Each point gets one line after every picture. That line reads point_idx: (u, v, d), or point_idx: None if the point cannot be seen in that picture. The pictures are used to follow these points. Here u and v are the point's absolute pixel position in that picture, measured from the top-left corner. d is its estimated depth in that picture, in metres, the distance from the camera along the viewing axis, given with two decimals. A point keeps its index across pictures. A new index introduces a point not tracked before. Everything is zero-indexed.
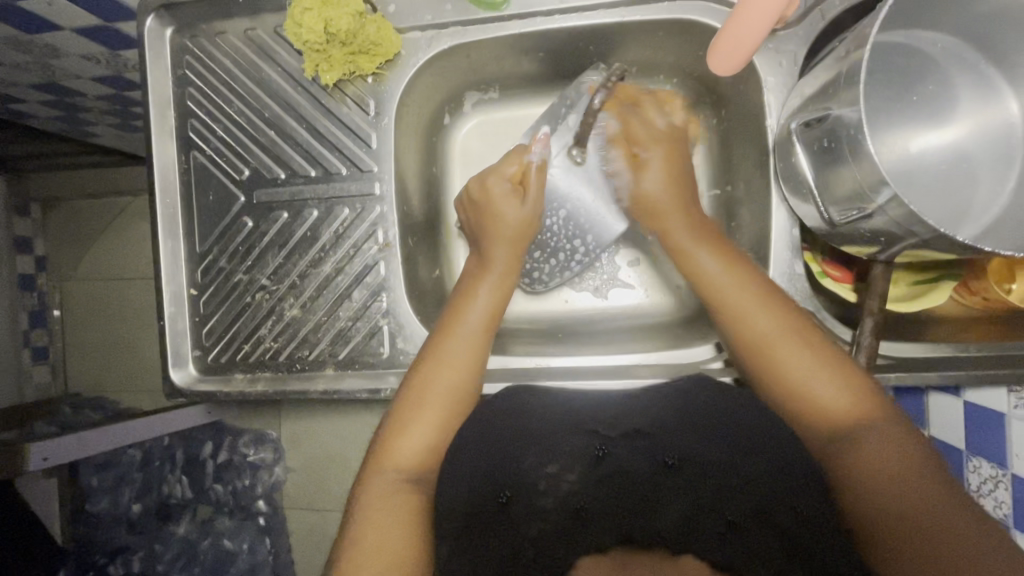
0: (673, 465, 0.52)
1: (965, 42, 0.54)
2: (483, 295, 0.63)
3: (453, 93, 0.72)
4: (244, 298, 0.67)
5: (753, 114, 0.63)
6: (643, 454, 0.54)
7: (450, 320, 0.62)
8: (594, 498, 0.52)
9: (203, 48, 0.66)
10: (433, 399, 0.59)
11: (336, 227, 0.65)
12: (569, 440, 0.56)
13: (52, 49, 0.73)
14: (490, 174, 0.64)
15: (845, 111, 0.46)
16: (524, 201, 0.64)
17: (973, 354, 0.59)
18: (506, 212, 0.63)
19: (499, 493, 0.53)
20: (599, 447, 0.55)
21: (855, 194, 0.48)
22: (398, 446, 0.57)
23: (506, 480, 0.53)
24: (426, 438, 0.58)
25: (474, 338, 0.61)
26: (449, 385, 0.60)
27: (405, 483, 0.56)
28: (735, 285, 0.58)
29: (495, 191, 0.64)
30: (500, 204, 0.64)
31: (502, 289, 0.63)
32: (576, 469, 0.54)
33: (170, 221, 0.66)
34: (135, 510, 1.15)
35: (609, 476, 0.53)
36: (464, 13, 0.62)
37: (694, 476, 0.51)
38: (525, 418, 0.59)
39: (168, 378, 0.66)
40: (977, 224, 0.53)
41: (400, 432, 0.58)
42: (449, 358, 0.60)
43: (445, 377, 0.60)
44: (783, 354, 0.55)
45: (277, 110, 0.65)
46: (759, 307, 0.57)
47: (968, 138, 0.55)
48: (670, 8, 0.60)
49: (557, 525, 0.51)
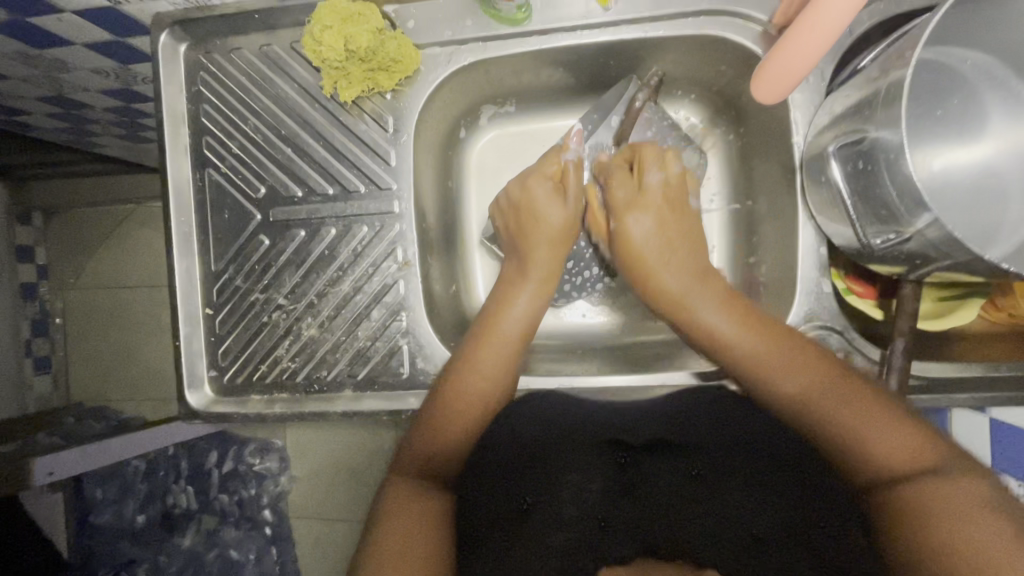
0: (696, 475, 0.57)
1: (995, 59, 0.53)
2: (520, 299, 0.62)
3: (470, 107, 0.71)
4: (260, 317, 0.66)
5: (777, 130, 0.62)
6: (667, 462, 0.59)
7: (488, 321, 0.62)
8: (615, 505, 0.57)
9: (217, 64, 0.65)
10: (466, 406, 0.58)
11: (355, 246, 0.64)
12: (587, 451, 0.60)
13: (62, 62, 0.72)
14: (532, 176, 0.64)
15: (882, 134, 0.45)
16: (568, 201, 0.63)
17: (1002, 373, 0.59)
18: (546, 213, 0.63)
19: (522, 501, 0.56)
20: (619, 456, 0.60)
21: (892, 217, 0.47)
22: (426, 447, 0.56)
23: (530, 493, 0.57)
24: (450, 449, 0.57)
25: (511, 344, 0.60)
26: (485, 390, 0.59)
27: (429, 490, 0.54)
28: (747, 338, 0.55)
29: (538, 193, 0.63)
30: (543, 204, 0.63)
31: (539, 293, 0.63)
32: (600, 476, 0.58)
33: (185, 239, 0.65)
34: (139, 522, 1.13)
35: (627, 484, 0.58)
36: (485, 28, 0.61)
37: (715, 487, 0.56)
38: (558, 429, 0.61)
39: (183, 399, 0.65)
40: (1007, 244, 0.53)
41: (428, 440, 0.57)
42: (485, 361, 0.59)
43: (478, 383, 0.58)
44: (828, 398, 0.50)
45: (294, 127, 0.64)
46: (785, 353, 0.54)
47: (999, 156, 0.55)
48: (693, 24, 0.59)
49: (580, 532, 0.55)
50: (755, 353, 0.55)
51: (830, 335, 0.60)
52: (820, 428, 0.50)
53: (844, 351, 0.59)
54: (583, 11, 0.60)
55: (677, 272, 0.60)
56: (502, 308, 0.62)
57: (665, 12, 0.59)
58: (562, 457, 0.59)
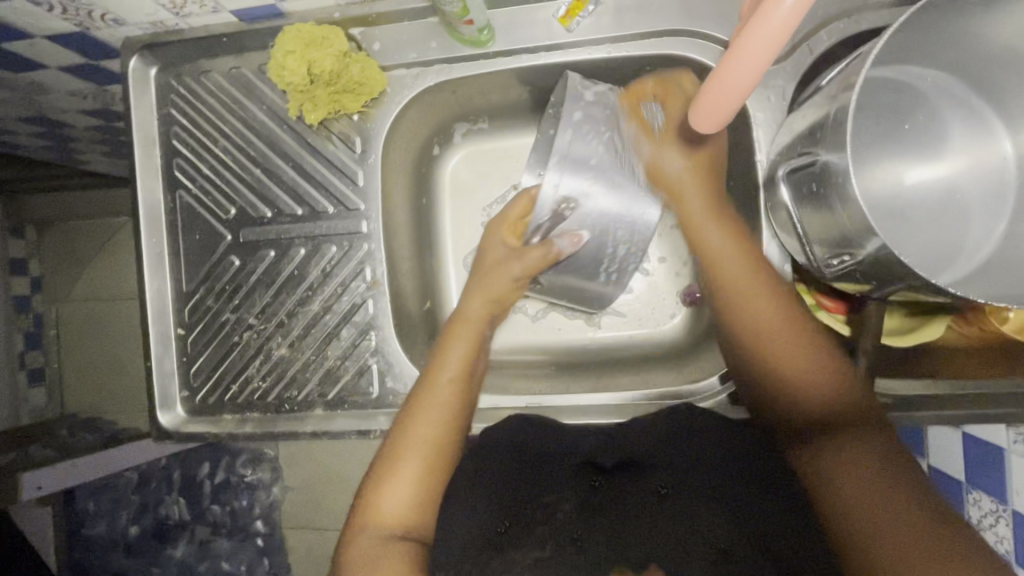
0: (664, 493, 0.55)
1: (955, 77, 0.54)
2: (455, 350, 0.62)
3: (442, 125, 0.72)
4: (231, 337, 0.66)
5: (743, 148, 0.62)
6: (636, 485, 0.56)
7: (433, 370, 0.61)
8: (590, 525, 0.54)
9: (187, 87, 0.66)
10: (421, 458, 0.56)
11: (324, 266, 0.65)
12: (557, 471, 0.59)
13: (39, 86, 0.73)
14: (494, 226, 0.64)
15: (831, 157, 0.45)
16: (512, 249, 0.63)
17: (970, 391, 0.59)
18: (499, 265, 0.63)
19: (495, 526, 0.55)
20: (592, 479, 0.58)
21: (845, 240, 0.47)
22: (380, 500, 0.55)
23: (502, 517, 0.55)
24: (407, 498, 0.55)
25: (456, 390, 0.60)
26: (434, 439, 0.57)
27: (393, 539, 0.53)
28: (748, 293, 0.59)
29: (495, 249, 0.64)
30: (501, 263, 0.63)
31: (472, 347, 0.63)
32: (573, 500, 0.56)
33: (157, 260, 0.66)
34: (133, 532, 1.15)
35: (598, 504, 0.56)
36: (449, 50, 0.61)
37: (683, 501, 0.54)
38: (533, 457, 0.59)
39: (156, 420, 0.65)
40: (970, 262, 0.53)
41: (383, 493, 0.55)
42: (429, 410, 0.58)
43: (428, 430, 0.57)
44: (812, 377, 0.54)
45: (262, 148, 0.65)
46: (772, 310, 0.58)
47: (960, 173, 0.55)
48: (656, 43, 0.59)
49: (557, 549, 0.52)
50: (776, 324, 0.57)
51: None
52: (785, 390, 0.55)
53: None
54: (547, 32, 0.60)
55: (720, 238, 0.62)
56: (439, 360, 0.61)
57: (628, 32, 0.59)
58: (532, 484, 0.58)
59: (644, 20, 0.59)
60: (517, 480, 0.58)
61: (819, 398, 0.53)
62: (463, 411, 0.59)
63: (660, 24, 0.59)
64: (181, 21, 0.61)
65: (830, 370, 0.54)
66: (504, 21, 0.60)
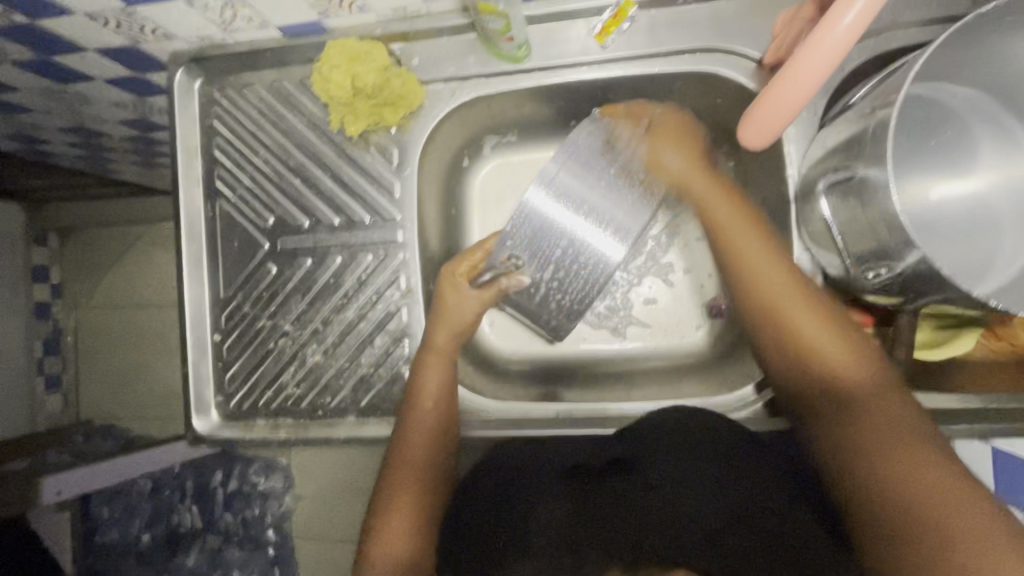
0: (652, 484, 0.58)
1: (985, 94, 0.55)
2: (431, 376, 0.63)
3: (473, 138, 0.74)
4: (267, 343, 0.67)
5: (773, 162, 0.63)
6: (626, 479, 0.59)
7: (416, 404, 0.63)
8: (584, 530, 0.57)
9: (230, 99, 0.68)
10: (416, 480, 0.62)
11: (360, 274, 0.66)
12: (550, 476, 0.61)
13: (83, 97, 0.76)
14: (449, 274, 0.66)
15: (870, 171, 0.46)
16: (468, 297, 0.65)
17: (1002, 405, 0.58)
18: (455, 312, 0.65)
19: (497, 538, 0.58)
20: (583, 479, 0.61)
21: (883, 251, 0.48)
22: (387, 537, 0.59)
23: (506, 528, 0.59)
24: (405, 534, 0.59)
25: (439, 413, 0.63)
26: (421, 459, 0.62)
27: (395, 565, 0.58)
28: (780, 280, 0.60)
29: (450, 294, 0.65)
30: (459, 309, 0.65)
31: (446, 371, 0.64)
32: (565, 506, 0.59)
33: (196, 267, 0.67)
34: (144, 540, 1.16)
35: (592, 508, 0.58)
36: (486, 65, 0.63)
37: (673, 492, 0.57)
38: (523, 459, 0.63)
39: (190, 424, 0.66)
40: (1001, 275, 0.53)
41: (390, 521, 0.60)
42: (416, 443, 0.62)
43: (419, 453, 0.62)
44: (847, 367, 0.55)
45: (302, 159, 0.66)
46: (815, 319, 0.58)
47: (990, 188, 0.56)
48: (689, 60, 0.61)
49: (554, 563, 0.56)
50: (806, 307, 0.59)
51: None
52: (818, 375, 0.56)
53: None
54: (582, 49, 0.62)
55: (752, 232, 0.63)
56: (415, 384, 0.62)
57: (662, 49, 0.61)
58: (526, 491, 0.61)
59: (677, 37, 0.60)
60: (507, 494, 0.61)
61: (854, 383, 0.55)
62: (443, 431, 0.63)
63: (693, 42, 0.60)
64: (228, 36, 0.63)
65: (856, 352, 0.56)
66: (540, 38, 0.62)
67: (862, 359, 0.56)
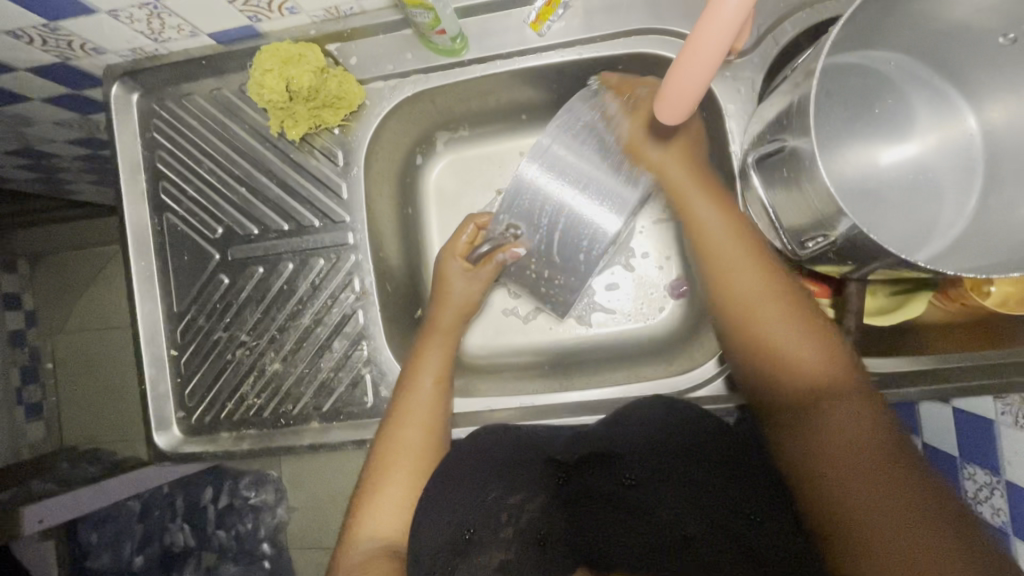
0: (629, 484, 0.57)
1: (917, 60, 0.55)
2: (431, 355, 0.63)
3: (424, 135, 0.73)
4: (224, 355, 0.67)
5: (717, 140, 0.63)
6: (604, 475, 0.58)
7: (406, 387, 0.61)
8: (550, 523, 0.59)
9: (170, 110, 0.67)
10: (411, 460, 0.59)
11: (313, 279, 0.66)
12: (530, 467, 0.59)
13: (23, 118, 0.74)
14: (445, 254, 0.67)
15: (799, 142, 0.47)
16: (469, 273, 0.66)
17: (955, 364, 0.59)
18: (452, 288, 0.66)
19: (466, 530, 0.55)
20: (559, 474, 0.60)
21: (818, 222, 0.48)
22: (370, 519, 0.57)
23: (472, 517, 0.56)
24: (395, 517, 0.57)
25: (434, 394, 0.61)
26: (419, 442, 0.60)
27: (380, 552, 0.55)
28: (763, 284, 0.56)
29: (452, 271, 0.66)
30: (456, 281, 0.66)
31: (447, 354, 0.64)
32: (541, 496, 0.59)
33: (147, 284, 0.66)
34: (137, 564, 1.13)
35: (569, 500, 0.60)
36: (425, 60, 0.63)
37: (651, 491, 0.56)
38: (506, 459, 0.59)
39: (152, 441, 0.65)
40: (944, 239, 0.54)
41: (371, 509, 0.58)
42: (410, 428, 0.60)
43: (415, 436, 0.60)
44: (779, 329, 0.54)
45: (247, 167, 0.66)
46: (779, 314, 0.54)
47: (929, 153, 0.56)
48: (626, 43, 0.61)
49: (520, 551, 0.57)
50: (770, 303, 0.55)
51: None
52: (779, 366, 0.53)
53: None
54: (519, 39, 0.61)
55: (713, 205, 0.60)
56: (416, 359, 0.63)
57: (598, 34, 0.61)
58: (502, 485, 0.58)
59: (613, 20, 0.60)
60: (478, 477, 0.57)
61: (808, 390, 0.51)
62: (444, 412, 0.62)
63: (628, 24, 0.60)
64: (159, 46, 0.61)
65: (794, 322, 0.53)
66: (476, 30, 0.62)
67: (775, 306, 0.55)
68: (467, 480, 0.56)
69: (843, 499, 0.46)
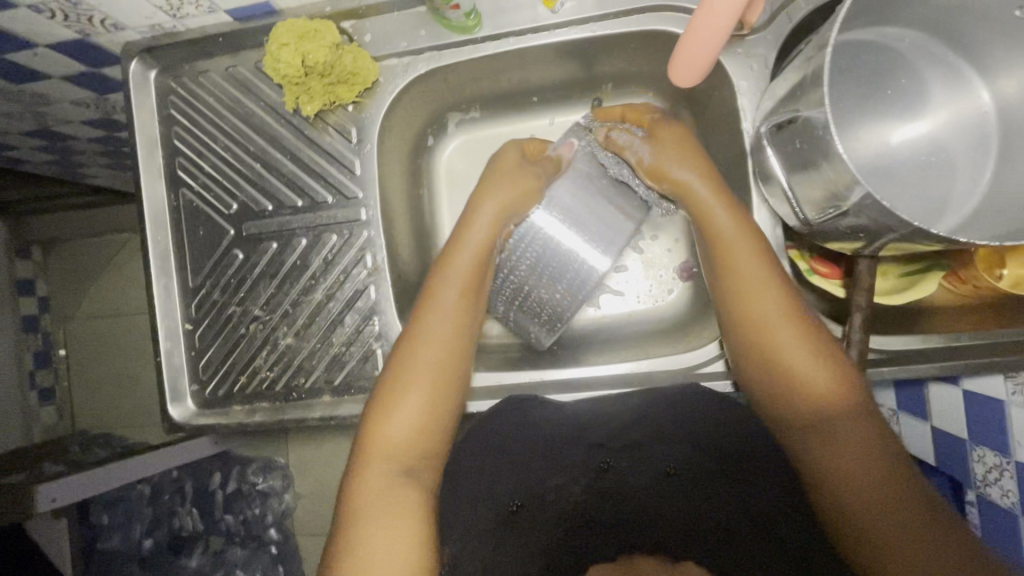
0: (671, 473, 0.60)
1: (931, 35, 0.55)
2: (464, 253, 0.62)
3: (436, 115, 0.74)
4: (238, 329, 0.67)
5: (729, 119, 0.64)
6: (645, 461, 0.62)
7: (429, 293, 0.61)
8: (596, 505, 0.61)
9: (187, 87, 0.68)
10: (430, 381, 0.56)
11: (326, 254, 0.66)
12: (570, 454, 0.62)
13: (42, 97, 0.75)
14: (506, 150, 0.68)
15: (812, 113, 0.47)
16: (524, 164, 0.67)
17: (966, 343, 0.60)
18: (494, 198, 0.64)
19: (510, 503, 0.60)
20: (598, 463, 0.62)
21: (831, 194, 0.48)
22: (388, 428, 0.54)
23: (513, 497, 0.60)
24: (411, 436, 0.55)
25: (469, 271, 0.62)
26: (445, 344, 0.58)
27: (401, 476, 0.53)
28: (763, 283, 0.56)
29: (503, 166, 0.67)
30: (506, 173, 0.66)
31: (481, 251, 0.63)
32: (579, 481, 0.62)
33: (163, 259, 0.67)
34: (146, 545, 1.14)
35: (604, 489, 0.62)
36: (439, 38, 0.63)
37: (687, 479, 0.59)
38: (544, 436, 0.62)
39: (167, 414, 0.66)
40: (957, 214, 0.54)
41: (393, 410, 0.55)
42: (437, 331, 0.59)
43: (431, 356, 0.57)
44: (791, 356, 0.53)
45: (261, 143, 0.66)
46: (796, 333, 0.54)
47: (942, 129, 0.56)
48: (639, 21, 0.61)
49: (554, 539, 0.59)
50: (784, 318, 0.55)
51: None
52: (792, 389, 0.53)
53: None
54: (532, 16, 0.62)
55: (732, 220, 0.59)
56: (451, 251, 0.62)
57: (611, 11, 0.61)
58: (537, 473, 0.62)
59: None
60: (524, 464, 0.62)
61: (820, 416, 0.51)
62: (471, 325, 0.61)
63: (642, 2, 0.60)
64: (177, 23, 0.62)
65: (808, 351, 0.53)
66: (490, 8, 0.62)
67: (788, 337, 0.54)
68: (508, 460, 0.61)
69: (850, 507, 0.48)
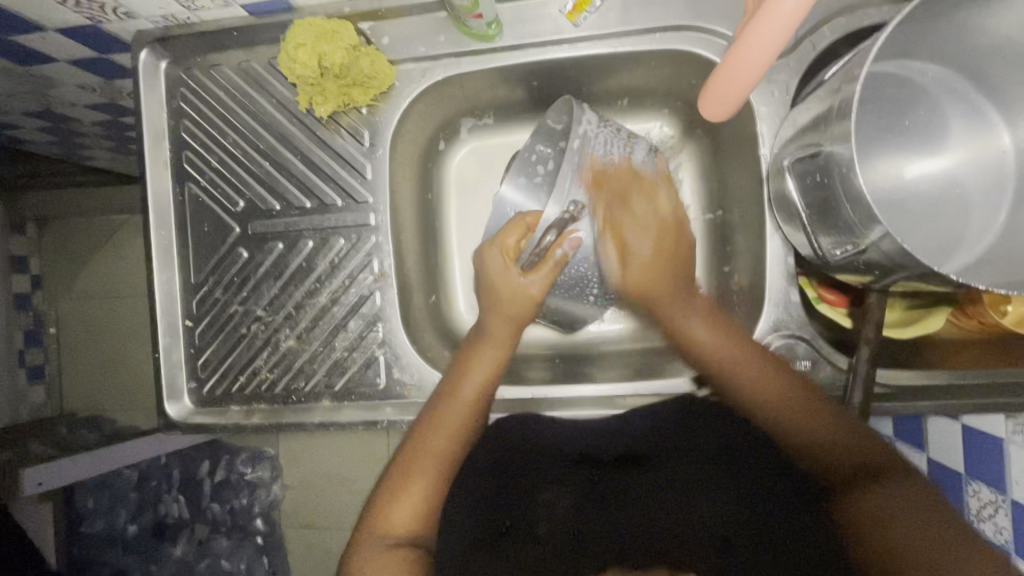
0: (666, 484, 0.61)
1: (953, 72, 0.55)
2: (480, 365, 0.61)
3: (448, 120, 0.72)
4: (239, 328, 0.67)
5: (746, 141, 0.63)
6: (643, 476, 0.63)
7: (452, 384, 0.60)
8: (583, 519, 0.61)
9: (198, 80, 0.66)
10: (435, 470, 0.57)
11: (332, 258, 0.66)
12: (554, 468, 0.64)
13: (47, 78, 0.73)
14: (487, 250, 0.61)
15: (836, 148, 0.46)
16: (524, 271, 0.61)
17: (969, 381, 0.60)
18: (512, 284, 0.61)
19: (500, 523, 0.61)
20: (588, 473, 0.64)
21: (848, 229, 0.48)
22: (393, 513, 0.55)
23: (508, 518, 0.62)
24: (415, 513, 0.55)
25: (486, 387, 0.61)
26: (446, 450, 0.58)
27: (396, 547, 0.53)
28: (722, 349, 0.61)
29: (499, 274, 0.61)
30: (498, 276, 0.61)
31: (498, 361, 0.62)
32: (569, 497, 0.63)
33: (164, 253, 0.66)
34: (130, 531, 1.13)
35: (595, 498, 0.62)
36: (458, 45, 0.62)
37: (683, 491, 0.61)
38: (536, 443, 0.64)
39: (163, 410, 0.65)
40: (969, 254, 0.53)
41: (394, 499, 0.55)
42: (444, 425, 0.58)
43: (442, 442, 0.58)
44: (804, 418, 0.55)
45: (271, 141, 0.65)
46: (746, 356, 0.60)
47: (960, 167, 0.56)
48: (661, 38, 0.60)
49: (558, 548, 0.59)
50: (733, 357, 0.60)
51: (797, 343, 0.60)
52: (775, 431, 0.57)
53: (811, 359, 0.60)
54: (555, 28, 0.61)
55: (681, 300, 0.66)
56: (468, 362, 0.61)
57: (634, 28, 0.60)
58: (528, 477, 0.64)
59: (651, 15, 0.60)
60: (518, 465, 0.65)
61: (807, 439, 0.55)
62: (472, 433, 0.59)
63: (666, 19, 0.60)
64: (192, 14, 0.61)
65: (816, 412, 0.55)
66: (513, 17, 0.61)
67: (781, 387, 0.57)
68: (506, 461, 0.64)
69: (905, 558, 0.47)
